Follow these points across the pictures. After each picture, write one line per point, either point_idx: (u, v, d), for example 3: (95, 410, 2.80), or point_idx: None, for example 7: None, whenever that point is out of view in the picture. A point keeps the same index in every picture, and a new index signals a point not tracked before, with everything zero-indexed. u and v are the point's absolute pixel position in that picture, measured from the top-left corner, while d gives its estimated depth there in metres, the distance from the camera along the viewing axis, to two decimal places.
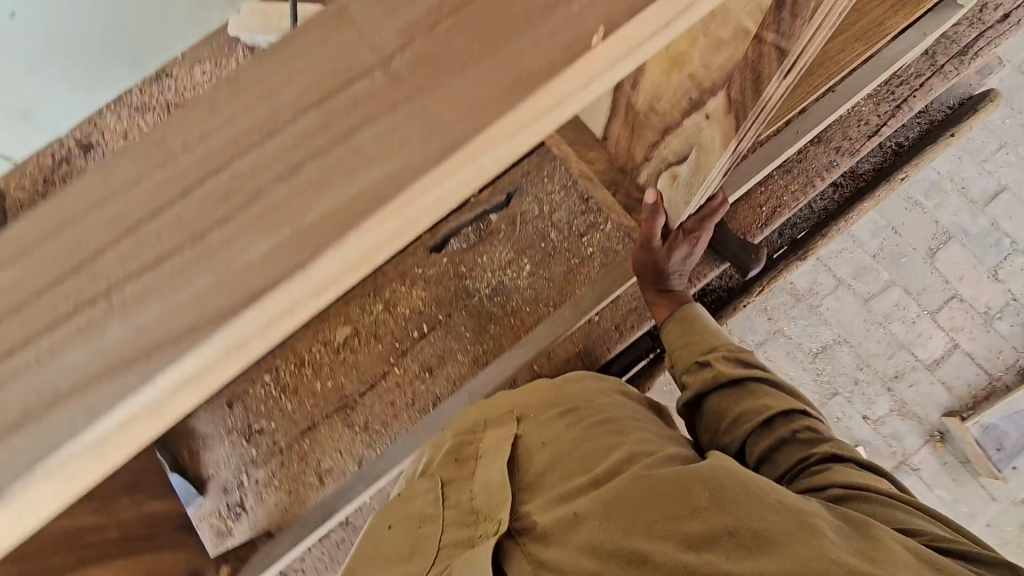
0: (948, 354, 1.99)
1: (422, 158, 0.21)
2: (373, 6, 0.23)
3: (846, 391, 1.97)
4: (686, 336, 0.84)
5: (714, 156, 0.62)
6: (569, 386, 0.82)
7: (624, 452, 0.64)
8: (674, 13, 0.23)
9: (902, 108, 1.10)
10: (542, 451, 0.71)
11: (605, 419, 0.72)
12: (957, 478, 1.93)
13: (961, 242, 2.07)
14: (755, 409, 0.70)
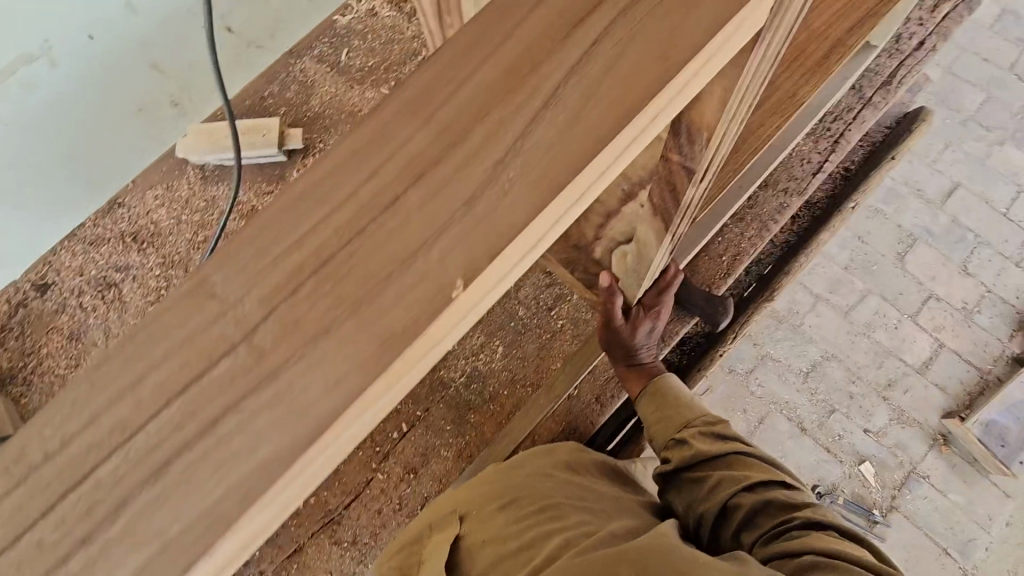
0: (936, 355, 2.00)
1: (315, 424, 0.23)
2: (236, 274, 0.24)
3: (843, 407, 1.94)
4: (661, 413, 0.84)
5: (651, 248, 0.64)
6: (512, 471, 0.82)
7: (562, 538, 0.65)
8: (528, 247, 0.27)
9: (840, 142, 1.13)
10: (484, 549, 0.71)
11: (545, 505, 0.72)
12: (968, 480, 1.90)
13: (927, 242, 2.10)
14: (734, 477, 0.69)
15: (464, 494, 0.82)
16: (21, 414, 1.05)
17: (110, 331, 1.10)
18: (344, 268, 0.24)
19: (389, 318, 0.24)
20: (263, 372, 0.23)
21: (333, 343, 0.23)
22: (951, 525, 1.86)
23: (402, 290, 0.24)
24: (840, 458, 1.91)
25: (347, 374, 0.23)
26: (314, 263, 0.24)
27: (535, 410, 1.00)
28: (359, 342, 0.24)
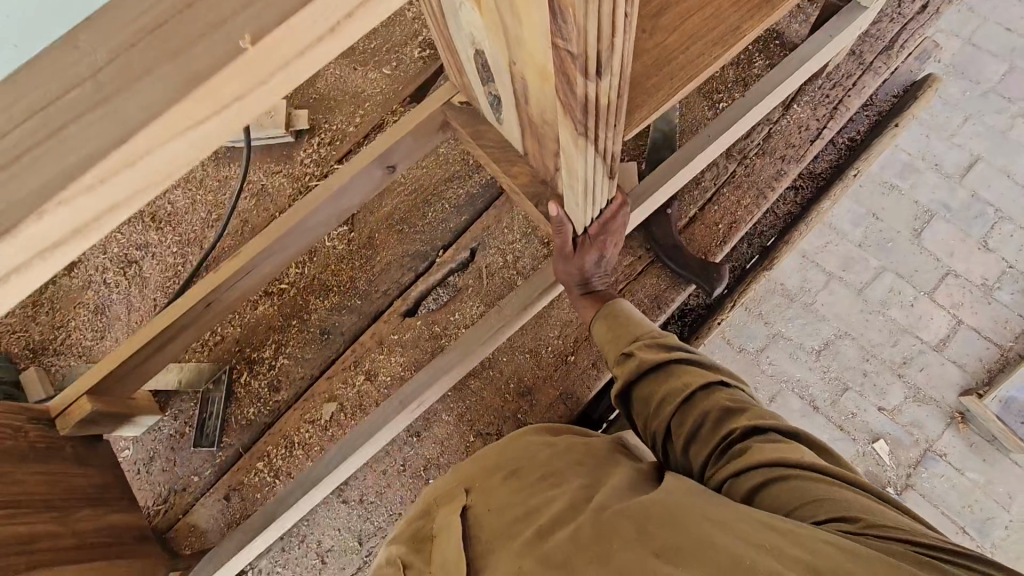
0: (952, 332, 1.96)
1: (99, 148, 0.20)
2: (81, 15, 0.21)
3: (856, 384, 1.93)
4: (616, 330, 0.87)
5: (574, 157, 0.63)
6: (507, 446, 0.79)
7: (565, 502, 0.60)
8: (340, 17, 0.23)
9: (839, 110, 1.13)
10: (490, 514, 0.65)
11: (548, 472, 0.68)
12: (987, 457, 1.87)
13: (945, 218, 2.06)
14: (677, 388, 0.73)
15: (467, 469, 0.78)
16: (52, 381, 1.14)
17: (132, 305, 1.19)
18: (166, 31, 0.21)
19: (193, 67, 0.21)
20: (62, 121, 0.20)
21: (131, 93, 0.20)
22: (969, 503, 1.84)
23: (202, 50, 0.21)
24: (853, 434, 1.89)
25: (132, 124, 0.20)
26: (151, 17, 0.21)
27: (528, 372, 1.02)
28: (170, 81, 0.21)
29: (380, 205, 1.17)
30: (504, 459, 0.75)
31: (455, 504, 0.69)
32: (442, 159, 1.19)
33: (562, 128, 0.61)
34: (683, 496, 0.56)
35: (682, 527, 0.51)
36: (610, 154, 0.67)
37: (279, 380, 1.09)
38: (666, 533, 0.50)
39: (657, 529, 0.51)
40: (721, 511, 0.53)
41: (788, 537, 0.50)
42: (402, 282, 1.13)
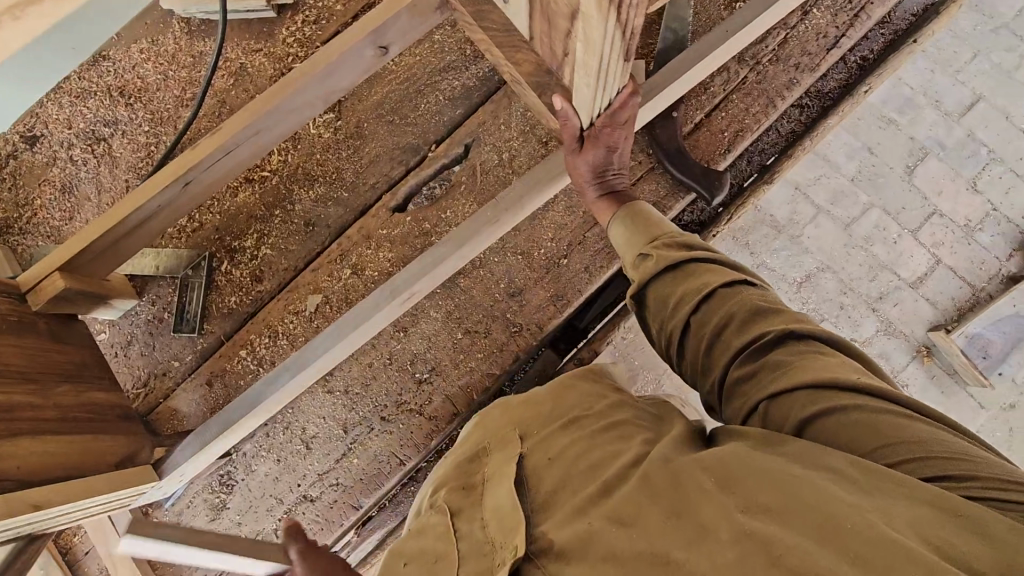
0: (930, 271, 2.00)
1: None
2: None
3: (832, 316, 1.97)
4: (635, 230, 0.84)
5: (595, 26, 0.58)
6: (566, 386, 0.72)
7: (632, 456, 0.57)
8: None
9: (860, 17, 1.07)
10: (551, 465, 0.60)
11: (611, 424, 0.63)
12: (945, 390, 1.95)
13: (939, 156, 2.05)
14: (697, 288, 0.70)
15: (518, 406, 0.71)
16: (19, 260, 1.09)
17: (102, 185, 1.13)
18: None
19: None
20: None
21: None
22: None
23: None
24: None
25: None
26: None
27: (519, 273, 1.01)
28: None
29: (371, 92, 1.10)
30: (565, 403, 0.69)
31: (512, 450, 0.64)
32: (437, 46, 1.11)
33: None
34: (763, 447, 0.52)
35: (765, 480, 0.48)
36: (631, 33, 0.62)
37: (262, 270, 1.05)
38: (747, 488, 0.48)
39: (739, 483, 0.48)
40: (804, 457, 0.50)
41: (875, 490, 0.46)
42: (391, 176, 1.08)
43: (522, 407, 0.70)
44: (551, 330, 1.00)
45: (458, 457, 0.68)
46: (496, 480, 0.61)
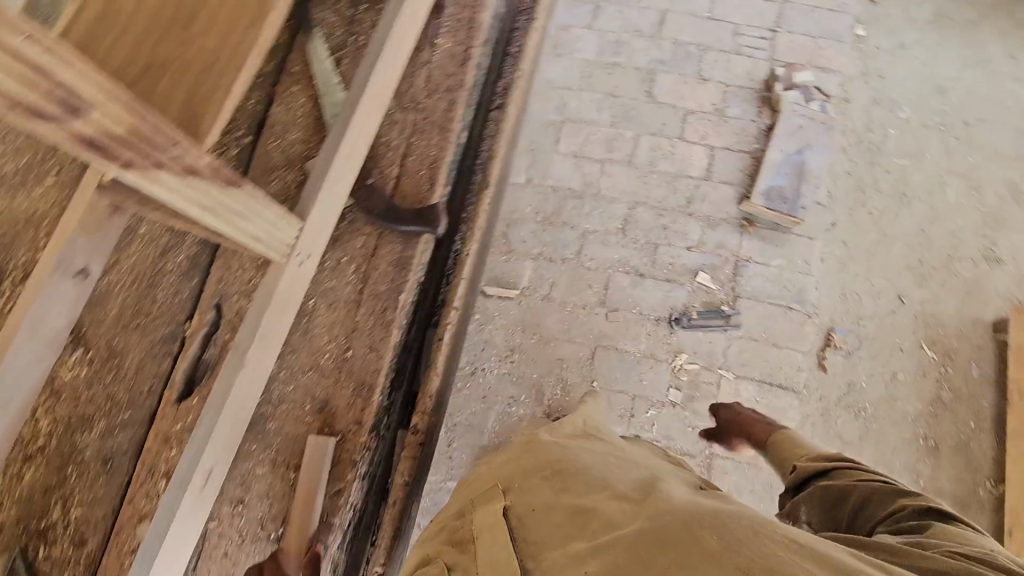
0: (708, 159, 2.25)
1: None
2: None
3: (663, 238, 2.17)
4: (784, 458, 1.36)
5: (153, 187, 0.62)
6: (528, 447, 1.22)
7: (613, 510, 0.91)
8: None
9: (476, 27, 1.22)
10: (532, 513, 0.99)
11: (603, 487, 0.99)
12: (779, 242, 2.15)
13: (664, 69, 2.35)
14: (853, 493, 1.08)
15: (499, 469, 1.20)
16: None
17: None
18: None
19: None
20: None
21: None
22: (785, 285, 2.11)
23: None
24: (676, 282, 2.12)
25: None
26: None
27: (317, 387, 1.02)
28: None
29: (104, 309, 1.08)
30: (543, 463, 1.11)
31: (500, 503, 1.05)
32: (146, 236, 1.12)
33: (118, 170, 0.60)
34: (769, 522, 0.80)
35: (741, 536, 0.76)
36: (212, 170, 0.67)
37: (81, 532, 1.00)
38: (733, 541, 0.76)
39: (722, 536, 0.76)
40: (784, 531, 0.79)
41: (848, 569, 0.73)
42: (161, 372, 1.07)
43: (507, 470, 1.16)
44: (373, 419, 1.02)
45: (451, 518, 1.11)
46: (488, 530, 1.00)
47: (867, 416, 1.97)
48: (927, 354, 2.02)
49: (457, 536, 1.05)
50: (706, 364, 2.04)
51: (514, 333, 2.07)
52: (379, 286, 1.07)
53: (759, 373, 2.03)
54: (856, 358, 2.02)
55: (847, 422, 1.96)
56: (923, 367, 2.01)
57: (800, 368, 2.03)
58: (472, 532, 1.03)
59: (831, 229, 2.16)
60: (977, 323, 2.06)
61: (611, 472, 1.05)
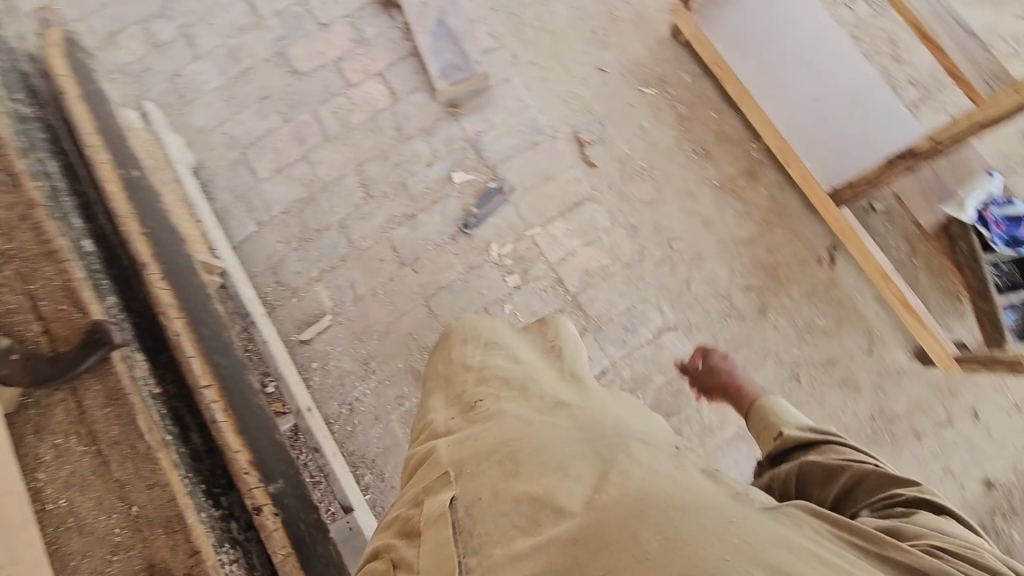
0: (382, 83, 2.22)
1: None
2: None
3: (404, 173, 2.14)
4: (766, 418, 1.30)
5: None
6: (487, 417, 1.14)
7: (568, 494, 0.88)
8: None
9: None
10: (477, 502, 0.92)
11: (555, 464, 0.95)
12: (489, 103, 2.21)
13: (288, 43, 2.25)
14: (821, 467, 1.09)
15: (455, 446, 1.09)
16: None
17: None
18: None
19: None
20: None
21: None
22: (519, 130, 2.18)
23: None
24: (442, 197, 2.12)
25: None
26: None
27: None
28: None
29: None
30: (500, 439, 1.03)
31: (449, 491, 0.97)
32: None
33: None
34: (731, 522, 0.81)
35: (698, 542, 0.76)
36: None
37: None
38: (681, 546, 0.75)
39: (673, 544, 0.76)
40: (750, 532, 0.80)
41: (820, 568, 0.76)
42: None
43: (470, 446, 1.06)
44: None
45: (393, 530, 1.04)
46: (436, 522, 0.94)
47: (650, 172, 2.16)
48: (651, 93, 2.23)
49: (405, 531, 1.01)
50: (517, 237, 2.09)
51: (356, 349, 2.00)
52: (107, 436, 1.23)
53: (557, 208, 2.12)
54: (609, 139, 2.19)
55: (641, 188, 2.15)
56: (656, 105, 2.22)
57: (581, 179, 2.15)
58: (419, 524, 0.97)
59: (516, 61, 2.24)
60: (662, 43, 2.29)
61: (579, 445, 0.99)
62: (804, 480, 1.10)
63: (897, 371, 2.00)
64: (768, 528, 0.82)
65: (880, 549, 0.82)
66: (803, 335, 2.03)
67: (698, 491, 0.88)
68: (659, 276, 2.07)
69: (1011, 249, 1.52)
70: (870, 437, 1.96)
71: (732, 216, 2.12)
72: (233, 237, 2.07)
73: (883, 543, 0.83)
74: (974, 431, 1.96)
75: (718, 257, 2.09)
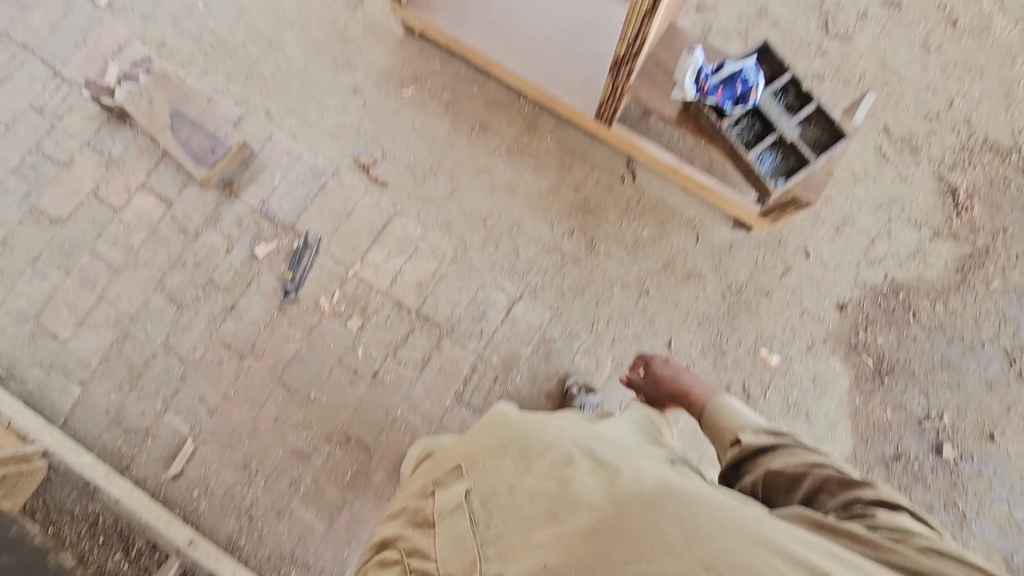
0: (147, 193, 2.09)
1: None
2: None
3: (206, 270, 2.05)
4: (723, 429, 1.38)
5: None
6: (492, 421, 1.26)
7: (578, 483, 1.00)
8: None
9: None
10: (496, 494, 1.03)
11: (563, 455, 1.07)
12: (261, 166, 2.11)
13: (36, 195, 2.09)
14: (784, 471, 1.17)
15: (463, 447, 1.23)
16: None
17: None
18: None
19: None
20: None
21: None
22: (300, 181, 2.10)
23: None
24: (253, 277, 2.04)
25: None
26: None
27: None
28: None
29: None
30: (512, 438, 1.15)
31: (466, 486, 1.09)
32: None
33: None
34: (736, 510, 0.92)
35: (717, 532, 0.86)
36: None
37: None
38: (696, 534, 0.86)
39: (696, 539, 0.86)
40: (762, 526, 0.90)
41: (809, 546, 0.89)
42: None
43: (485, 442, 1.18)
44: None
45: (407, 523, 1.11)
46: (450, 511, 1.05)
47: (441, 166, 2.14)
48: (410, 92, 2.18)
49: (416, 520, 1.11)
50: (341, 282, 2.05)
51: (231, 459, 1.93)
52: None
53: (368, 238, 2.08)
54: (390, 152, 2.14)
55: (439, 185, 2.12)
56: (420, 101, 2.18)
57: (379, 202, 2.10)
58: (432, 516, 1.07)
59: (272, 116, 2.15)
60: (405, 42, 2.23)
61: (589, 443, 1.10)
62: (769, 485, 1.19)
63: (727, 248, 2.09)
64: (772, 520, 0.93)
65: (876, 550, 0.95)
66: (637, 252, 2.09)
67: (701, 487, 0.99)
68: (487, 258, 2.08)
69: (739, 107, 1.60)
70: (727, 314, 2.06)
71: (530, 174, 2.13)
72: (62, 408, 1.96)
73: (879, 547, 0.95)
74: (810, 267, 2.09)
75: (534, 216, 2.11)
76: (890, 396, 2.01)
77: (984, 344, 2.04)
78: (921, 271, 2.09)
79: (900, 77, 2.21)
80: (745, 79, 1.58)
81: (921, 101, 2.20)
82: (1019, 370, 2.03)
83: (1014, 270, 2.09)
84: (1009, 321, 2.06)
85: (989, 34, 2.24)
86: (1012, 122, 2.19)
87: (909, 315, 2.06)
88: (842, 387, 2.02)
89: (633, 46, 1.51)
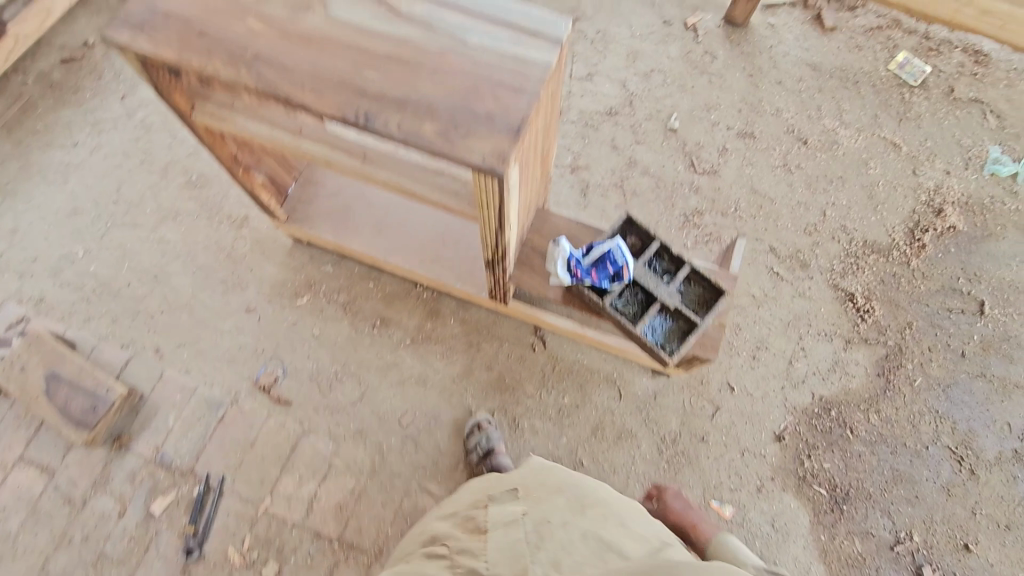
0: (26, 465, 1.90)
1: None
2: None
3: (97, 541, 1.83)
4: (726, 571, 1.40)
5: None
6: (547, 467, 1.47)
7: (619, 547, 1.23)
8: None
9: None
10: (548, 525, 1.26)
11: (609, 517, 1.31)
12: (154, 410, 1.97)
13: None
14: None
15: (519, 479, 1.44)
16: None
17: None
18: None
19: None
20: None
21: None
22: (196, 417, 1.96)
23: None
24: (151, 538, 1.83)
25: None
26: None
27: None
28: None
29: None
30: (568, 485, 1.38)
31: (523, 509, 1.31)
32: None
33: None
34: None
35: None
36: None
37: None
38: None
39: None
40: None
41: None
42: None
43: (542, 479, 1.41)
44: None
45: (465, 525, 1.35)
46: (506, 524, 1.27)
47: (346, 370, 2.05)
48: (306, 300, 2.15)
49: (470, 527, 1.33)
50: (251, 523, 1.86)
51: None
52: None
53: (276, 466, 1.92)
54: (291, 367, 2.05)
55: (346, 391, 2.02)
56: (316, 307, 2.13)
57: (284, 423, 1.97)
58: (486, 523, 1.30)
59: (162, 353, 2.05)
60: (294, 250, 2.22)
61: (629, 519, 1.33)
62: None
63: (652, 398, 2.04)
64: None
65: None
66: (562, 423, 2.01)
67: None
68: (407, 462, 1.94)
69: (616, 284, 1.62)
70: (669, 470, 1.96)
71: (439, 361, 2.07)
72: None
73: None
74: (738, 402, 2.04)
75: (450, 405, 2.02)
76: (854, 525, 1.90)
77: (928, 447, 2.00)
78: (845, 383, 2.07)
79: (772, 199, 2.33)
80: (615, 259, 1.60)
81: (797, 218, 2.31)
82: (970, 468, 1.98)
83: (931, 364, 2.10)
84: (944, 418, 2.03)
85: (838, 146, 2.42)
86: (884, 222, 2.31)
87: (847, 432, 2.01)
88: (804, 527, 1.90)
89: (496, 249, 1.49)
